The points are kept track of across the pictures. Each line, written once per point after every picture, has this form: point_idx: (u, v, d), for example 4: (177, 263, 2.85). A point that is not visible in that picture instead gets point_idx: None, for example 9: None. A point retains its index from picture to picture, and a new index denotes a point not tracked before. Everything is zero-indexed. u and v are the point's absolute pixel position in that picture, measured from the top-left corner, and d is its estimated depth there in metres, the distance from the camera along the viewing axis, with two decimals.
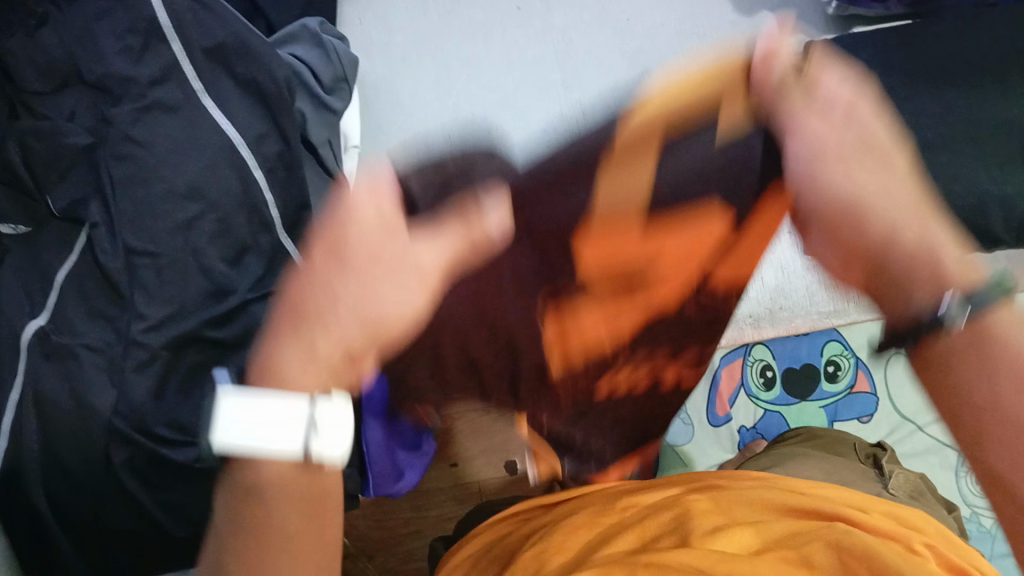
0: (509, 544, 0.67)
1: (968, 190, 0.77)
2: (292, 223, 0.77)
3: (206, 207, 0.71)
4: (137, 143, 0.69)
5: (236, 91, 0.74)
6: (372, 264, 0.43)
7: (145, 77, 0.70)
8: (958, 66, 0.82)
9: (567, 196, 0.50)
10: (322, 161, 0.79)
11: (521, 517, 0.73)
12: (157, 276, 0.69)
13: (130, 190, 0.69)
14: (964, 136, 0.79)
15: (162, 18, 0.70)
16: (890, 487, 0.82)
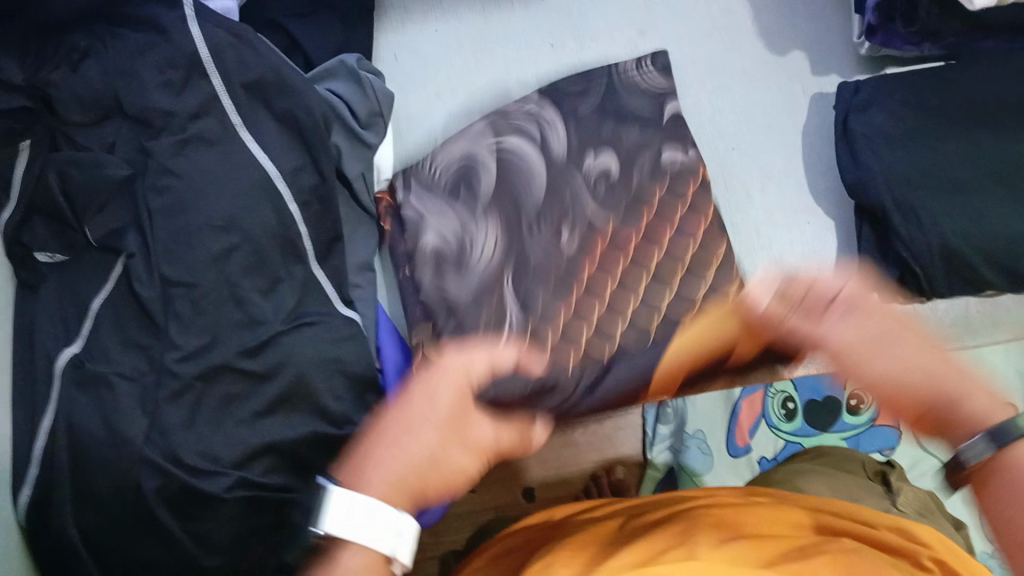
0: (509, 555, 0.66)
1: (1007, 233, 0.73)
2: (325, 252, 0.77)
3: (241, 240, 0.71)
4: (175, 175, 0.71)
5: (272, 124, 0.75)
6: (418, 423, 0.57)
7: (184, 110, 0.72)
8: (997, 103, 0.76)
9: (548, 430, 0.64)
10: (357, 197, 0.79)
11: (541, 526, 0.72)
12: (192, 307, 0.70)
13: (166, 221, 0.70)
14: (1005, 178, 0.74)
15: (202, 52, 0.72)
16: (899, 504, 0.79)
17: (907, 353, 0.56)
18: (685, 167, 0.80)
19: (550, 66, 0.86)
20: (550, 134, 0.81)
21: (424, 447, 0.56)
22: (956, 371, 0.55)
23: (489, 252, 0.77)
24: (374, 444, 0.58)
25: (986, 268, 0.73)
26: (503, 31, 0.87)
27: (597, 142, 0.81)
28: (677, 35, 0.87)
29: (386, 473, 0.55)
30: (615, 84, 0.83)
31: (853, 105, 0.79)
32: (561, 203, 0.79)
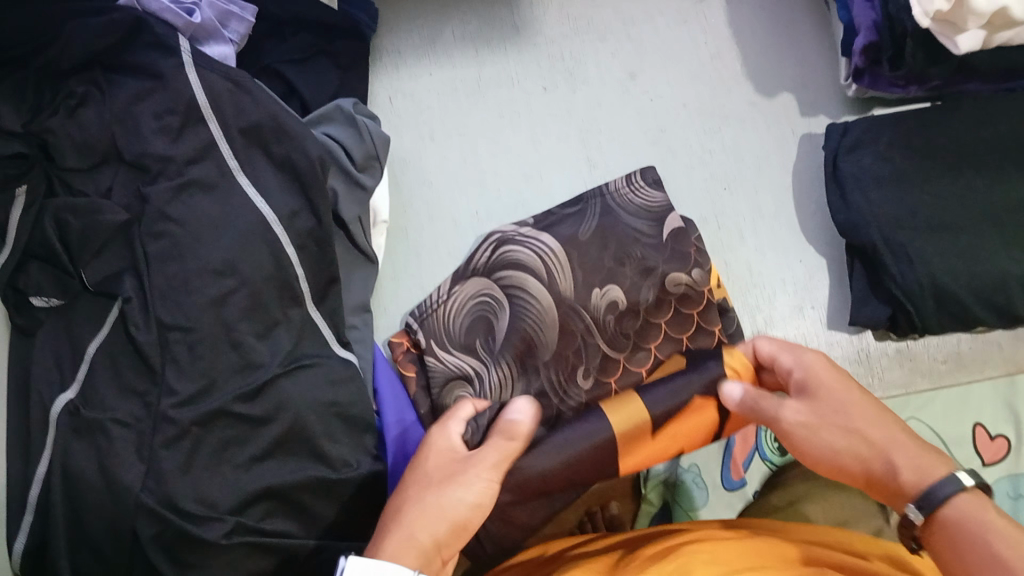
0: None
1: (989, 267, 0.74)
2: (322, 294, 0.76)
3: (238, 283, 0.71)
4: (173, 220, 0.72)
5: (270, 169, 0.75)
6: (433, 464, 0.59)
7: (181, 156, 0.73)
8: (981, 145, 0.78)
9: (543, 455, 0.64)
10: (353, 240, 0.79)
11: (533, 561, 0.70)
12: (189, 351, 0.70)
13: (164, 267, 0.71)
14: (989, 216, 0.76)
15: (200, 98, 0.73)
16: None
17: (843, 429, 0.57)
18: (688, 292, 0.79)
19: (541, 109, 0.86)
20: (557, 271, 0.78)
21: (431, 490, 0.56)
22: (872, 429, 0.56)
23: (501, 392, 0.76)
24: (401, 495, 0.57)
25: (976, 306, 0.75)
26: (495, 75, 0.86)
27: (600, 275, 0.78)
28: (668, 76, 0.86)
29: (398, 540, 0.52)
30: (613, 205, 0.81)
31: (842, 145, 0.79)
32: (573, 348, 0.77)
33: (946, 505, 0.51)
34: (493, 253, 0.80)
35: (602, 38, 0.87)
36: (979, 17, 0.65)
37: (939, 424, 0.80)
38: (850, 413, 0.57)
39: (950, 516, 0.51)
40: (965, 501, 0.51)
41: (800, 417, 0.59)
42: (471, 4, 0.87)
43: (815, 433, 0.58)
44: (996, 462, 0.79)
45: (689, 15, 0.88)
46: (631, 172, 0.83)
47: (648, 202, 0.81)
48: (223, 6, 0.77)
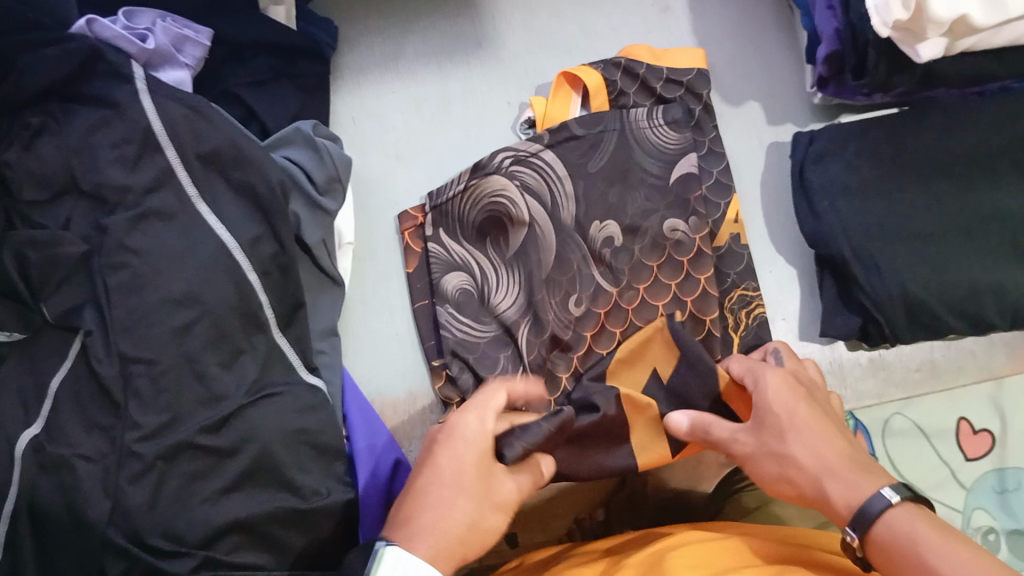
0: None
1: (959, 277, 0.73)
2: (287, 321, 0.76)
3: (200, 313, 0.70)
4: (133, 250, 0.70)
5: (231, 196, 0.74)
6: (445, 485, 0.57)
7: (140, 186, 0.71)
8: (950, 154, 0.77)
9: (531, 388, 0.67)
10: (318, 263, 0.78)
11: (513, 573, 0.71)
12: (152, 384, 0.69)
13: (123, 299, 0.70)
14: (960, 223, 0.75)
15: (156, 126, 0.72)
16: None
17: (779, 452, 0.61)
18: (683, 239, 0.77)
19: (507, 125, 0.85)
20: (570, 182, 0.78)
21: (472, 517, 0.57)
22: (840, 466, 0.59)
23: (476, 330, 0.77)
24: (414, 497, 0.58)
25: (945, 315, 0.74)
26: (460, 91, 0.85)
27: (601, 209, 0.78)
28: None
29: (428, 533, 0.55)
30: (629, 140, 0.79)
31: (808, 155, 0.78)
32: (568, 274, 0.77)
33: (877, 521, 0.55)
34: (409, 244, 0.81)
35: (566, 53, 0.86)
36: (938, 26, 0.63)
37: (924, 418, 0.81)
38: (804, 438, 0.60)
39: (879, 535, 0.54)
40: (899, 513, 0.54)
41: (749, 440, 0.63)
42: (432, 20, 0.86)
43: (794, 450, 0.60)
44: (979, 458, 0.80)
45: (655, 25, 0.86)
46: (654, 105, 0.81)
47: (677, 134, 0.80)
48: (176, 31, 0.75)
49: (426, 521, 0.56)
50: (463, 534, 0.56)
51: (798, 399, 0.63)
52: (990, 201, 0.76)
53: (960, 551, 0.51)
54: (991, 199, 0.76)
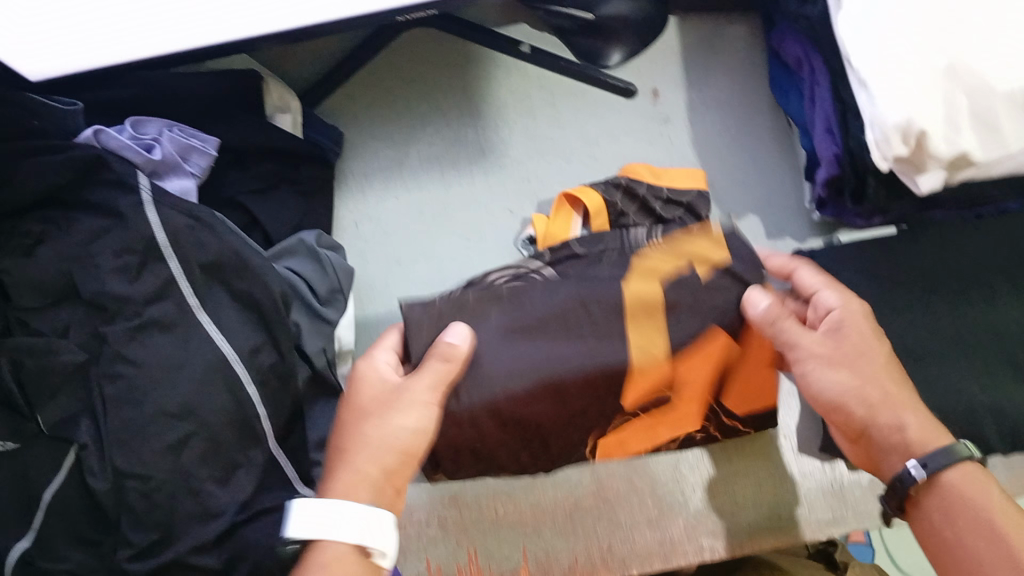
0: None
1: (959, 398, 0.73)
2: (283, 431, 0.74)
3: (196, 427, 0.69)
4: (130, 363, 0.69)
5: (230, 305, 0.73)
6: (363, 408, 0.60)
7: (139, 296, 0.70)
8: (948, 273, 0.77)
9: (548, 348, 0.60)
10: (317, 370, 0.77)
11: None
12: (145, 500, 0.67)
13: (120, 410, 0.69)
14: (959, 344, 0.75)
15: (160, 238, 0.71)
16: None
17: (853, 381, 0.60)
18: None
19: (509, 230, 0.85)
20: None
21: (376, 436, 0.58)
22: (900, 396, 0.60)
23: None
24: (340, 435, 0.60)
25: (947, 437, 0.73)
26: (462, 197, 0.86)
27: None
28: None
29: (344, 469, 0.57)
30: None
31: None
32: None
33: (941, 472, 0.57)
34: None
35: (568, 161, 0.87)
36: (939, 160, 0.64)
37: None
38: (869, 359, 0.61)
39: (946, 482, 0.57)
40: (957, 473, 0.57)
41: (817, 348, 0.61)
42: (436, 126, 0.88)
43: (860, 365, 0.61)
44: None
45: (656, 138, 0.87)
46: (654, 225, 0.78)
47: None
48: (183, 141, 0.76)
49: (355, 447, 0.58)
50: (381, 448, 0.58)
51: (867, 326, 0.62)
52: (993, 320, 0.75)
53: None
54: (994, 319, 0.75)
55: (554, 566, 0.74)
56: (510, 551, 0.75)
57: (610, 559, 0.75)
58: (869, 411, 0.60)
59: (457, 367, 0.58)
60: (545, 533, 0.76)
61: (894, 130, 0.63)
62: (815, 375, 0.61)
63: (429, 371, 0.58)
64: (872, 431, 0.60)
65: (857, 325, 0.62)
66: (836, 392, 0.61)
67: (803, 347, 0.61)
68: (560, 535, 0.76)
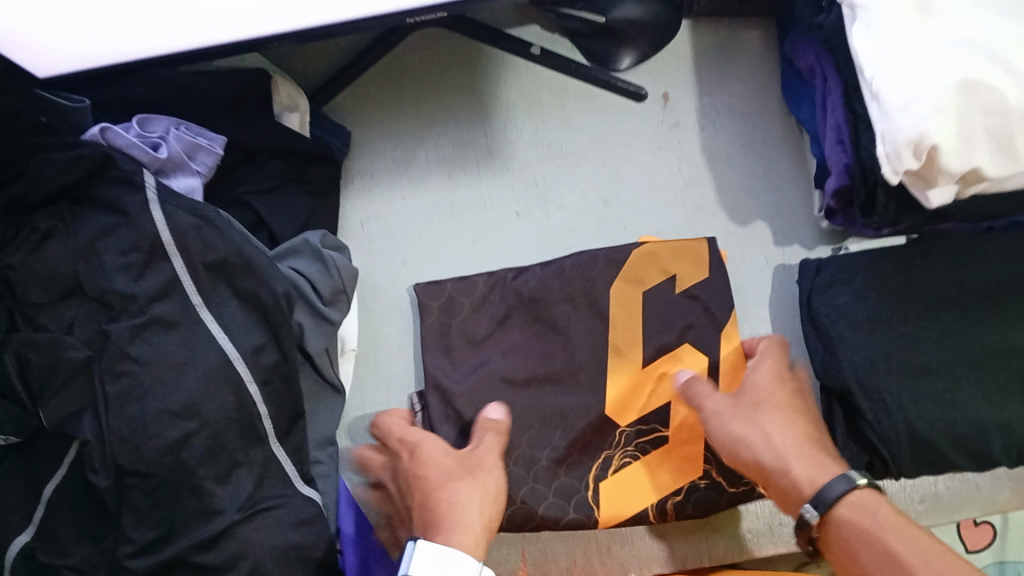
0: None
1: (968, 415, 0.72)
2: (286, 430, 0.74)
3: (199, 426, 0.69)
4: (134, 359, 0.69)
5: (235, 304, 0.73)
6: (443, 466, 0.65)
7: (145, 293, 0.70)
8: (959, 287, 0.76)
9: (514, 360, 0.76)
10: (319, 369, 0.77)
11: None
12: (146, 497, 0.68)
13: (123, 408, 0.68)
14: (971, 359, 0.74)
15: (165, 237, 0.71)
16: None
17: (749, 429, 0.65)
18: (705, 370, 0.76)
19: (515, 233, 0.84)
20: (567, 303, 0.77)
21: (478, 493, 0.62)
22: (794, 447, 0.63)
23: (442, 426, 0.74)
24: (422, 493, 0.63)
25: (952, 452, 0.72)
26: (469, 200, 0.85)
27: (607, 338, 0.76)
28: (644, 204, 0.85)
29: (457, 523, 0.59)
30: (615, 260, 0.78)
31: (816, 286, 0.78)
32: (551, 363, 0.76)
33: (836, 503, 0.58)
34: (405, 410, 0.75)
35: (576, 164, 0.87)
36: (950, 176, 0.63)
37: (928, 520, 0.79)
38: (765, 410, 0.65)
39: (840, 515, 0.58)
40: (861, 494, 0.58)
41: (722, 407, 0.67)
42: (443, 126, 0.88)
43: (760, 417, 0.65)
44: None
45: (665, 142, 0.87)
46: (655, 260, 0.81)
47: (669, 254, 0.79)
48: (189, 139, 0.75)
49: (446, 507, 0.61)
50: (479, 507, 0.61)
51: (783, 385, 0.68)
52: (1009, 336, 0.74)
53: (921, 539, 0.55)
54: (1008, 334, 0.74)
55: (553, 568, 0.75)
56: (509, 552, 0.75)
57: (608, 561, 0.75)
58: (761, 461, 0.63)
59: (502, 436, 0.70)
60: (545, 535, 0.76)
61: (905, 144, 0.62)
62: (709, 420, 0.68)
63: (486, 440, 0.68)
64: (765, 469, 0.63)
65: (772, 382, 0.68)
66: (718, 423, 0.67)
67: (710, 404, 0.68)
68: (560, 537, 0.76)
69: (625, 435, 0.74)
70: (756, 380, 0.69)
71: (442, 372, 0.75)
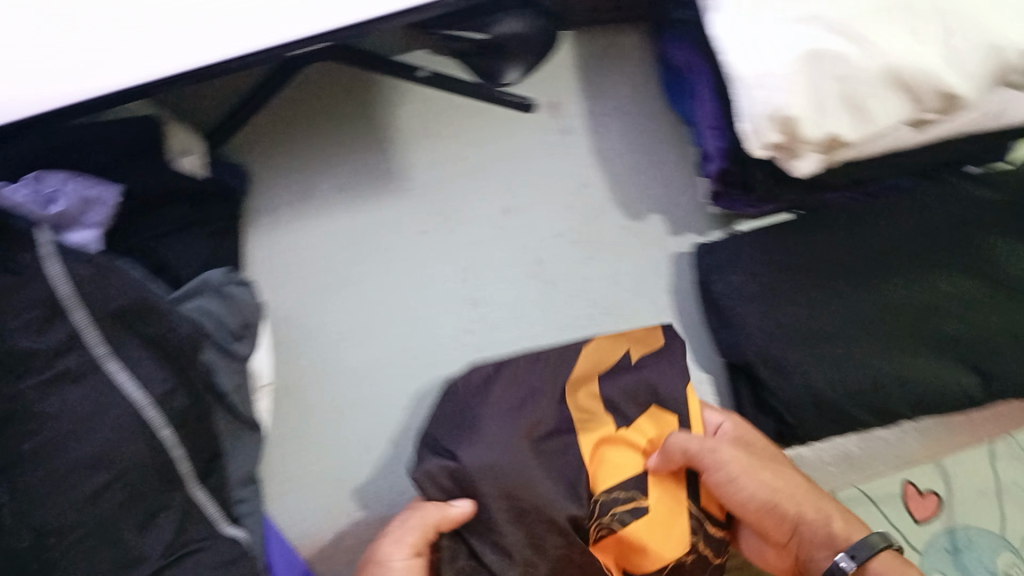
0: None
1: (866, 374, 0.75)
2: (204, 472, 0.73)
3: (115, 475, 0.67)
4: (42, 416, 0.66)
5: (142, 350, 0.70)
6: None
7: (48, 348, 0.66)
8: (846, 253, 0.79)
9: (500, 428, 0.68)
10: (235, 407, 0.76)
11: None
12: (64, 556, 0.65)
13: (32, 468, 0.65)
14: (863, 321, 0.77)
15: (62, 292, 0.66)
16: None
17: (767, 485, 0.66)
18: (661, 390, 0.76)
19: (420, 253, 0.86)
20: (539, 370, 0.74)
21: None
22: (815, 498, 0.66)
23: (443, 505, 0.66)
24: None
25: (854, 410, 0.75)
26: (372, 225, 0.86)
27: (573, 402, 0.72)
28: (542, 210, 0.87)
29: None
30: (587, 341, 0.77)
31: (709, 266, 0.80)
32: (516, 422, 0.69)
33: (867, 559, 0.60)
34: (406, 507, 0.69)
35: (473, 180, 0.88)
36: (811, 144, 0.67)
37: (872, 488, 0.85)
38: (772, 466, 0.68)
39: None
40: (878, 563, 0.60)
41: (737, 456, 0.67)
42: (340, 156, 0.88)
43: (768, 470, 0.67)
44: (927, 519, 0.85)
45: (557, 149, 0.89)
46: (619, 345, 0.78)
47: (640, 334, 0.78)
48: (85, 192, 0.73)
49: None
50: None
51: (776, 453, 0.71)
52: (896, 294, 0.77)
53: None
54: (895, 292, 0.77)
55: None
56: None
57: None
58: (789, 511, 0.65)
59: (445, 520, 0.64)
60: None
61: (766, 119, 0.66)
62: (732, 471, 0.66)
63: (412, 527, 0.65)
64: (794, 524, 0.65)
65: (750, 439, 0.73)
66: (736, 471, 0.66)
67: (722, 452, 0.67)
68: None
69: (602, 504, 0.69)
70: (741, 433, 0.72)
71: (479, 438, 0.67)
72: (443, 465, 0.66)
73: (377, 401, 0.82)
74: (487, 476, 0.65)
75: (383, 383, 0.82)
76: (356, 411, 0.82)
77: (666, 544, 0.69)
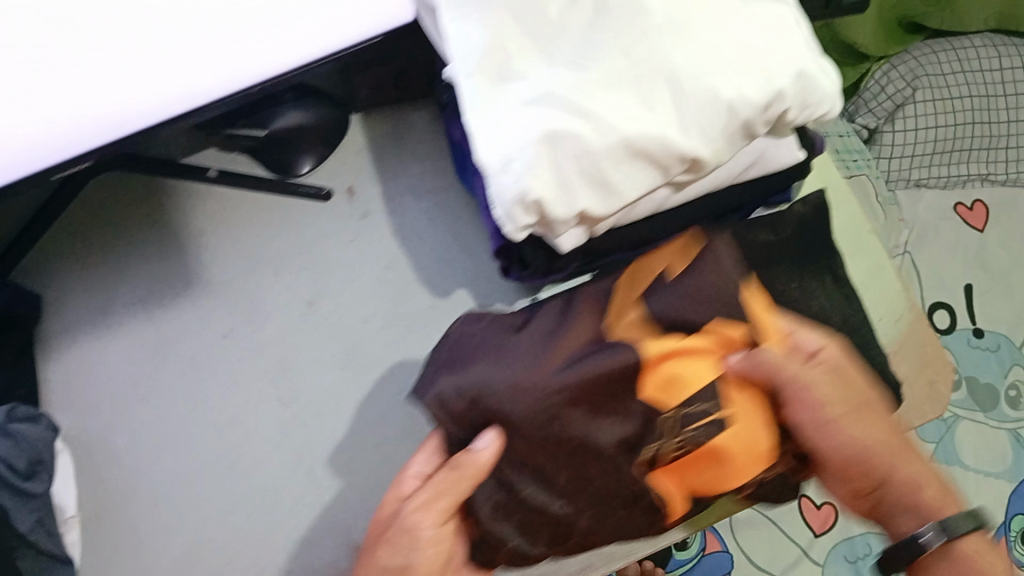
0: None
1: None
2: None
3: None
4: None
5: None
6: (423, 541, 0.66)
7: None
8: None
9: (506, 361, 0.67)
10: (37, 543, 0.72)
11: None
12: None
13: None
14: None
15: None
16: None
17: (847, 440, 0.68)
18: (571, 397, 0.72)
19: (226, 358, 0.84)
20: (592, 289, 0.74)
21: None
22: (911, 450, 0.71)
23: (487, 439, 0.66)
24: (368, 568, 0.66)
25: None
26: (176, 333, 0.84)
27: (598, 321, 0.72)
28: (348, 297, 0.87)
29: None
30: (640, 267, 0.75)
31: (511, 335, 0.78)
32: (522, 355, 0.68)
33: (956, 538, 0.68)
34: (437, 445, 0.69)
35: (276, 275, 0.87)
36: (562, 222, 0.67)
37: None
38: (855, 413, 0.69)
39: (958, 548, 0.69)
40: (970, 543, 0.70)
41: (824, 407, 0.68)
42: (138, 266, 0.86)
43: (849, 416, 0.69)
44: None
45: (359, 234, 0.89)
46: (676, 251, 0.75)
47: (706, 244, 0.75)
48: None
49: None
50: None
51: (851, 387, 0.71)
52: None
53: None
54: None
55: None
56: None
57: None
58: (895, 464, 0.69)
59: (479, 472, 0.65)
60: None
61: (515, 204, 0.65)
62: (817, 405, 0.68)
63: (446, 476, 0.65)
64: (866, 491, 0.70)
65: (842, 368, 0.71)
66: (822, 406, 0.68)
67: (813, 391, 0.68)
68: None
69: (679, 419, 0.69)
70: (818, 354, 0.71)
71: (485, 370, 0.66)
72: (446, 400, 0.66)
73: (195, 516, 0.80)
74: (512, 399, 0.65)
75: (198, 495, 0.80)
76: (173, 527, 0.79)
77: (743, 452, 0.70)
